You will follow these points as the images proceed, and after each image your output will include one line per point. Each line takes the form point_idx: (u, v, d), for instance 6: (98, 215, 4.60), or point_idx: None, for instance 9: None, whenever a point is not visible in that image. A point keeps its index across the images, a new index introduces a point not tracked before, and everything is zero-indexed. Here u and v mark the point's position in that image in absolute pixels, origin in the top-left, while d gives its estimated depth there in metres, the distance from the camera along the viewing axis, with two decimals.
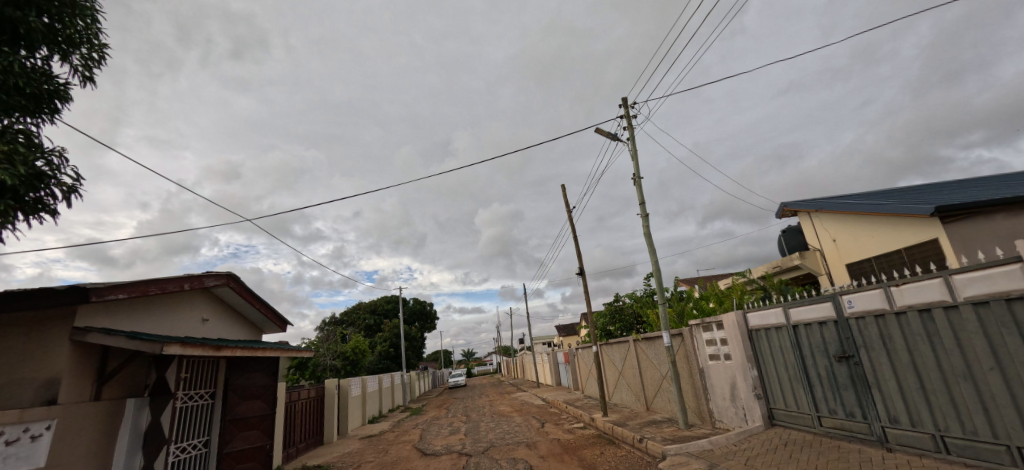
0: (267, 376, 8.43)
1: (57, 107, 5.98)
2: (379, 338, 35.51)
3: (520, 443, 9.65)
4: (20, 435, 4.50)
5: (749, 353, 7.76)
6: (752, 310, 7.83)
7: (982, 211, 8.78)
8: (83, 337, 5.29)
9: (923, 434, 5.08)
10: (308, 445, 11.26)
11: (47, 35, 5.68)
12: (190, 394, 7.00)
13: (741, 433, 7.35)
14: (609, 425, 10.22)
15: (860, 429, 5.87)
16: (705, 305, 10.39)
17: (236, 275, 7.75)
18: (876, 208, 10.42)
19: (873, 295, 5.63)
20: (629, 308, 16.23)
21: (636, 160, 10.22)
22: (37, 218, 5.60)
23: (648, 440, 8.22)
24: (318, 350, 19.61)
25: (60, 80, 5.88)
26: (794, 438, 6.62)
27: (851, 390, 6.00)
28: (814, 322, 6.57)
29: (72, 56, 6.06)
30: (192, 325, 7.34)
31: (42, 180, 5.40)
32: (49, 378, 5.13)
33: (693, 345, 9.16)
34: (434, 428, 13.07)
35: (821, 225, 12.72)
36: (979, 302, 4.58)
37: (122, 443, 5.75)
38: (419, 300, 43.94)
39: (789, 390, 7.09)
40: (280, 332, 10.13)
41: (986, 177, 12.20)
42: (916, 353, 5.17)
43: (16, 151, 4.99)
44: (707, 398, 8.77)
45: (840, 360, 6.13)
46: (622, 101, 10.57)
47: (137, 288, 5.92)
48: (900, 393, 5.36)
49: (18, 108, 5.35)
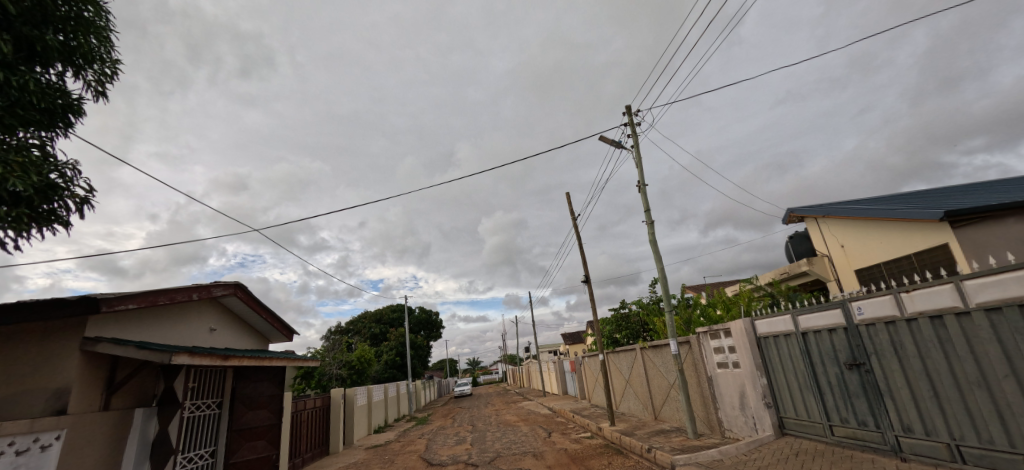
0: (274, 385, 8.46)
1: (71, 121, 6.10)
2: (383, 347, 35.44)
3: (527, 452, 9.59)
4: (30, 445, 4.55)
5: (758, 362, 7.69)
6: (761, 318, 7.76)
7: (993, 215, 8.68)
8: (93, 347, 5.36)
9: (938, 443, 4.99)
10: (314, 455, 11.23)
11: (63, 52, 5.81)
12: (197, 404, 6.99)
13: (752, 443, 7.24)
14: (617, 435, 10.13)
15: (872, 438, 5.78)
16: (712, 313, 10.34)
17: (243, 284, 7.82)
18: (884, 213, 10.34)
19: (883, 301, 5.58)
20: (635, 316, 16.13)
21: (640, 167, 10.20)
22: (50, 230, 5.67)
23: (657, 449, 8.13)
24: (325, 359, 19.65)
25: (74, 95, 6.00)
26: (806, 447, 6.53)
27: (862, 398, 5.92)
28: (823, 329, 6.50)
29: (85, 72, 6.18)
30: (199, 334, 7.39)
31: (56, 191, 5.49)
32: (59, 387, 5.17)
33: (701, 353, 9.06)
34: (440, 438, 13.00)
35: (828, 230, 12.61)
36: (991, 308, 4.51)
37: (131, 452, 5.77)
38: (425, 309, 43.98)
39: (799, 398, 7.00)
40: (286, 341, 10.18)
41: (995, 182, 12.10)
42: (928, 360, 5.10)
43: (30, 162, 5.06)
44: (716, 407, 8.65)
45: (850, 367, 6.07)
46: (624, 108, 10.58)
47: (146, 298, 5.99)
48: (913, 401, 5.27)
49: (34, 123, 5.45)
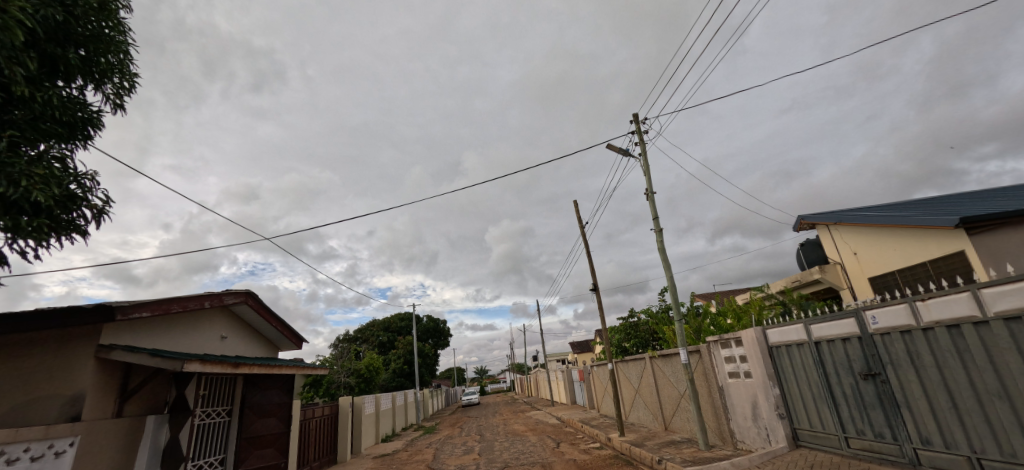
0: (283, 393, 8.54)
1: (90, 134, 6.26)
2: (391, 356, 35.56)
3: (536, 463, 9.49)
4: (45, 451, 4.60)
5: (771, 372, 7.56)
6: (772, 326, 7.65)
7: (1009, 222, 8.54)
8: (108, 354, 5.44)
9: (959, 456, 4.86)
10: (323, 464, 11.25)
11: (83, 67, 5.98)
12: (207, 411, 7.03)
13: (765, 455, 7.10)
14: (626, 446, 10.00)
15: (891, 451, 5.63)
16: (722, 322, 10.24)
17: (254, 292, 7.92)
18: (897, 220, 10.20)
19: (898, 310, 5.48)
20: (644, 324, 16.05)
21: (648, 175, 10.17)
22: (68, 239, 5.80)
23: (667, 461, 8.00)
24: (333, 367, 19.72)
25: (94, 108, 6.17)
26: (821, 460, 6.39)
27: (879, 409, 5.78)
28: (837, 338, 6.39)
29: (105, 85, 6.35)
30: (211, 342, 7.47)
31: (74, 202, 5.62)
32: (73, 395, 5.24)
33: (711, 362, 8.93)
34: (448, 448, 12.93)
35: (841, 238, 12.43)
36: (1010, 317, 4.41)
37: (143, 458, 5.82)
38: (433, 318, 44.00)
39: (813, 408, 6.86)
40: (296, 350, 10.26)
41: (1010, 187, 11.91)
42: (946, 370, 4.98)
43: (53, 174, 5.18)
44: (727, 418, 8.52)
45: (865, 378, 5.94)
46: (632, 117, 10.58)
47: (159, 306, 6.09)
48: (932, 412, 5.14)
49: (55, 135, 5.59)
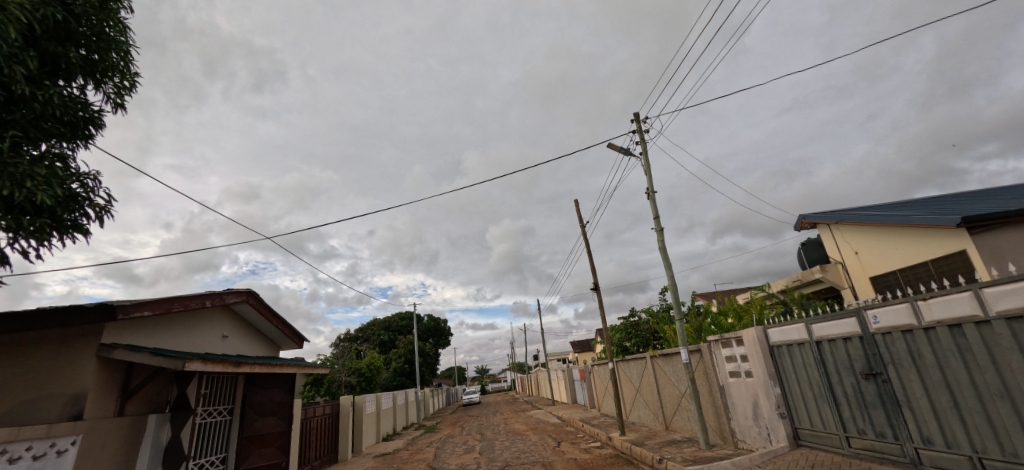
0: (284, 392, 8.56)
1: (91, 133, 6.26)
2: (392, 355, 35.61)
3: (537, 462, 9.49)
4: (46, 450, 4.61)
5: (772, 371, 7.55)
6: (773, 326, 7.64)
7: (1011, 221, 8.51)
8: (109, 353, 5.45)
9: (960, 456, 4.86)
10: (324, 463, 11.27)
11: (84, 67, 5.98)
12: (208, 410, 7.03)
13: (766, 454, 7.09)
14: (627, 445, 10.00)
15: (892, 450, 5.63)
16: (723, 321, 10.23)
17: (256, 291, 7.93)
18: (898, 219, 10.18)
19: (900, 310, 5.47)
20: (644, 324, 16.04)
21: (649, 174, 10.16)
22: (70, 238, 5.80)
23: (668, 460, 7.99)
24: (334, 367, 19.74)
25: (95, 108, 6.17)
26: (822, 459, 6.39)
27: (880, 409, 5.78)
28: (839, 338, 6.38)
29: (106, 85, 6.35)
30: (212, 341, 7.48)
31: (76, 202, 5.63)
32: (75, 394, 5.25)
33: (711, 362, 8.92)
34: (449, 447, 12.93)
35: (842, 237, 12.40)
36: (1012, 317, 4.40)
37: (145, 457, 5.84)
38: (434, 318, 44.02)
39: (814, 408, 6.86)
40: (296, 349, 10.27)
41: (1012, 186, 11.87)
42: (948, 370, 4.97)
43: (55, 174, 5.19)
44: (728, 417, 8.52)
45: (867, 377, 5.93)
46: (633, 116, 10.56)
47: (160, 305, 6.10)
48: (933, 412, 5.13)
49: (56, 135, 5.59)
